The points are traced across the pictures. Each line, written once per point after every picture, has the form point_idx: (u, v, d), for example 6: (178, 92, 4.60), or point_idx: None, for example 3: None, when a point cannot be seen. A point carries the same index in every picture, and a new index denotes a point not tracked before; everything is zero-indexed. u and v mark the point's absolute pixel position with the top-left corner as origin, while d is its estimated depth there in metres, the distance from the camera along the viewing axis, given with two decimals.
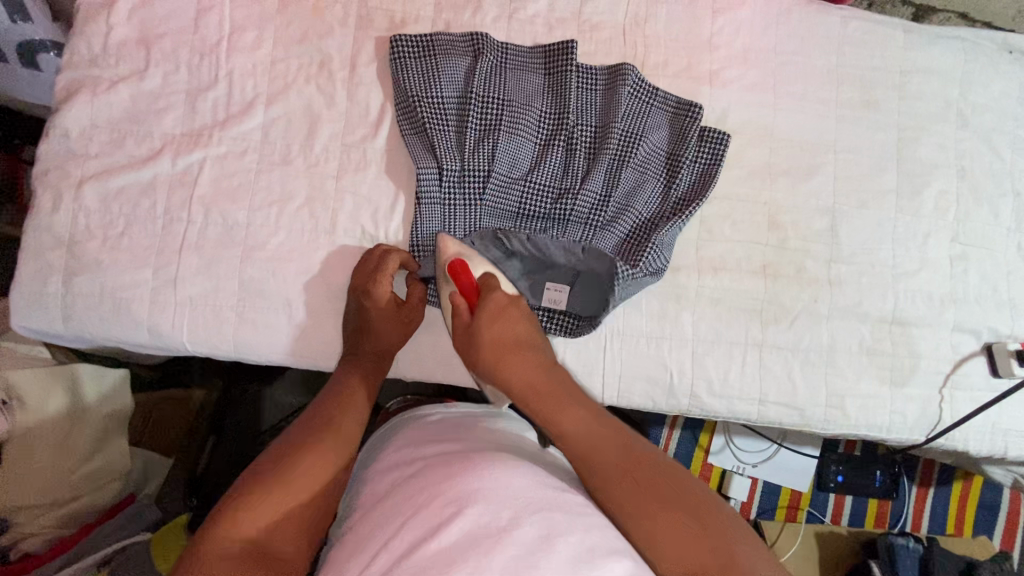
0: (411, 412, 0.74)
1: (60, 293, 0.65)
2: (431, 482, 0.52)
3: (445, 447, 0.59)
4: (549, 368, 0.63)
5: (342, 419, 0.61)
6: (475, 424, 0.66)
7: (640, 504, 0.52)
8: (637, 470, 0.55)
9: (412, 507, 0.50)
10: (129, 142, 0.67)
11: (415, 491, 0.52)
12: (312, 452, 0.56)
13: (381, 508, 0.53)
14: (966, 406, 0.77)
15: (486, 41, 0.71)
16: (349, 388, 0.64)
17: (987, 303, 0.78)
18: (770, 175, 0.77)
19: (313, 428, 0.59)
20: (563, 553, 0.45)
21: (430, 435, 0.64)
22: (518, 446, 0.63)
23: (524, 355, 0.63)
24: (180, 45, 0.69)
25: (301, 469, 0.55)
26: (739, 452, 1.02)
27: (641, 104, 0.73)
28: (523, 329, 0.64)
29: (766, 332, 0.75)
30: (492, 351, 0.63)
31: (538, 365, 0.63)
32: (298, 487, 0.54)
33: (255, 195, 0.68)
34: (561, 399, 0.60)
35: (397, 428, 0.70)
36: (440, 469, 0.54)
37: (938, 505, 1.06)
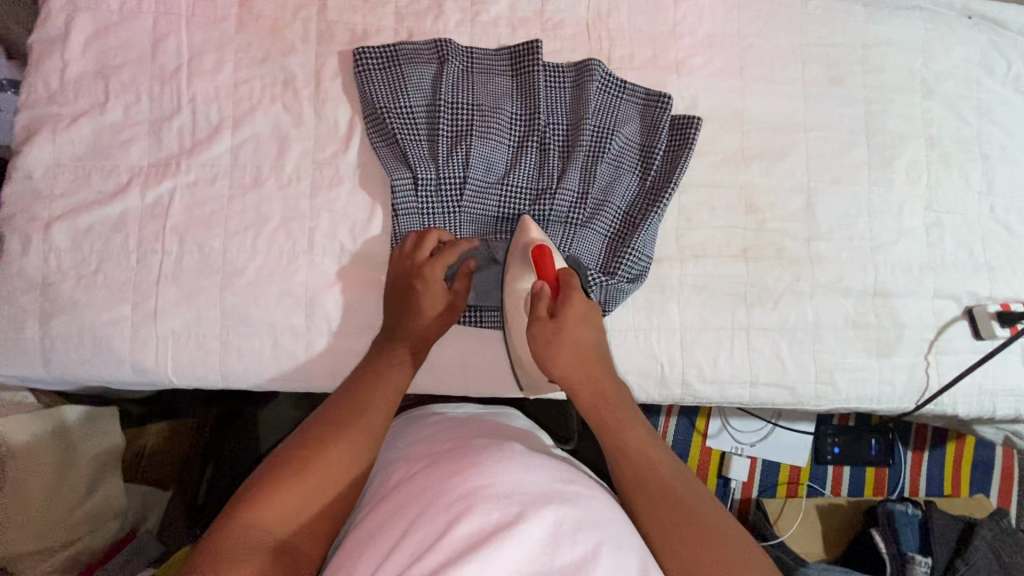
0: (414, 411, 0.74)
1: (37, 337, 0.64)
2: (438, 477, 0.52)
3: (453, 442, 0.59)
4: (620, 386, 0.65)
5: (371, 408, 0.60)
6: (481, 421, 0.66)
7: (685, 542, 0.52)
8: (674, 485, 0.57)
9: (419, 505, 0.50)
10: (95, 178, 0.66)
11: (421, 487, 0.52)
12: (340, 440, 0.57)
13: (387, 506, 0.53)
14: (952, 371, 0.78)
15: (450, 47, 0.70)
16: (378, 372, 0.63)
17: (964, 268, 0.80)
18: (744, 159, 0.78)
19: (340, 419, 0.59)
20: (566, 554, 0.45)
21: (436, 432, 0.63)
22: (527, 441, 0.62)
23: (600, 367, 0.64)
24: (140, 75, 0.68)
25: (328, 457, 0.55)
26: (736, 433, 1.03)
27: (610, 98, 0.74)
28: (599, 335, 0.64)
29: (751, 315, 0.75)
30: (571, 351, 0.62)
31: (610, 380, 0.64)
32: (321, 475, 0.55)
33: (229, 221, 0.67)
34: (632, 422, 0.62)
35: (404, 425, 0.70)
36: (449, 463, 0.54)
37: (934, 468, 1.08)
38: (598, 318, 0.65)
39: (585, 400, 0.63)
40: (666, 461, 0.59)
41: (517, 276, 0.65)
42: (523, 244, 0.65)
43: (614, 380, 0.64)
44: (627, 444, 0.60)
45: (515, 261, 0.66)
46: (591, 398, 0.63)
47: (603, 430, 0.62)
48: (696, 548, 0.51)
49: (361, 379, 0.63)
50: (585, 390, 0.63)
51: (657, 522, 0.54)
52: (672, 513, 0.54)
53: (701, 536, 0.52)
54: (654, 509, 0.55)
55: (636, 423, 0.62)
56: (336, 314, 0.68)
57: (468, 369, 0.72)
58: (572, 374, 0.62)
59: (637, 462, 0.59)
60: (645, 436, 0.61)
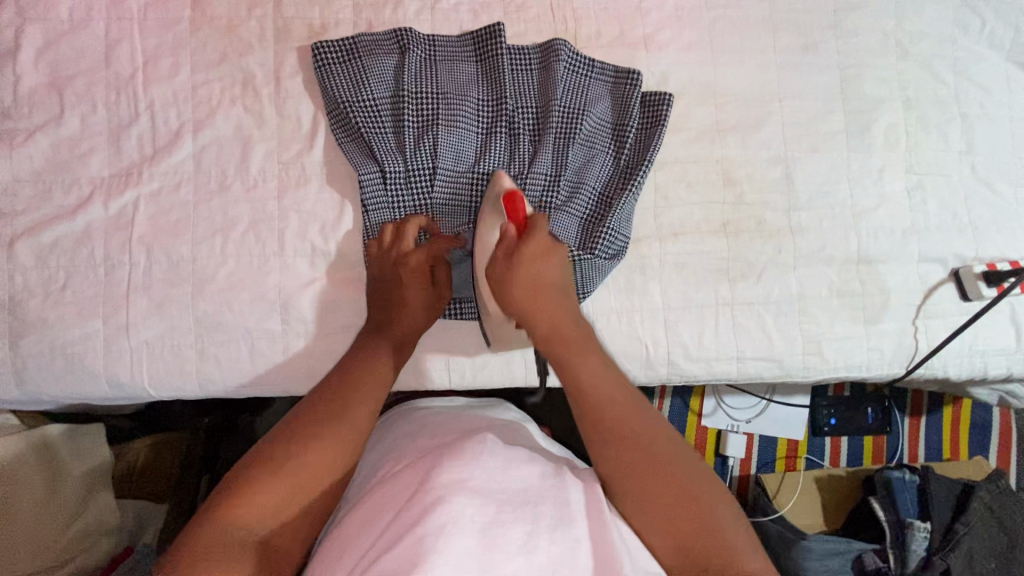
0: (402, 405, 0.73)
1: (8, 357, 0.63)
2: (418, 471, 0.51)
3: (438, 437, 0.58)
4: (579, 324, 0.65)
5: (356, 403, 0.59)
6: (468, 414, 0.66)
7: (633, 462, 0.55)
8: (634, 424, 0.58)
9: (398, 499, 0.49)
10: (56, 193, 0.65)
11: (400, 482, 0.51)
12: (323, 437, 0.56)
13: (366, 503, 0.51)
14: (941, 334, 0.77)
15: (411, 35, 0.69)
16: (363, 368, 0.62)
17: (948, 230, 0.78)
18: (718, 132, 0.76)
19: (322, 416, 0.57)
20: (543, 556, 0.45)
21: (421, 428, 0.62)
22: (510, 434, 0.62)
23: (557, 301, 0.65)
24: (95, 84, 0.66)
25: (309, 456, 0.54)
26: (731, 410, 1.03)
27: (578, 78, 0.72)
28: (559, 273, 0.65)
29: (734, 291, 0.74)
30: (526, 288, 0.64)
31: (568, 313, 0.65)
32: (301, 475, 0.53)
33: (196, 227, 0.65)
34: (589, 354, 0.62)
35: (391, 421, 0.69)
36: (431, 455, 0.53)
37: (933, 433, 1.07)
38: (557, 257, 0.66)
39: (542, 335, 0.64)
40: (623, 389, 0.61)
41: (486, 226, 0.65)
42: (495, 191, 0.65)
43: (572, 312, 0.65)
44: (583, 376, 0.61)
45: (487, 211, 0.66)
46: (547, 336, 0.63)
47: (561, 362, 0.62)
48: (642, 465, 0.55)
49: (344, 375, 0.62)
50: (544, 327, 0.63)
51: (613, 448, 0.56)
52: (631, 445, 0.56)
53: (654, 460, 0.55)
54: (612, 435, 0.57)
55: (593, 355, 0.63)
56: (312, 315, 0.67)
57: (450, 362, 0.71)
58: (529, 307, 0.64)
59: (596, 396, 0.60)
60: (603, 367, 0.62)
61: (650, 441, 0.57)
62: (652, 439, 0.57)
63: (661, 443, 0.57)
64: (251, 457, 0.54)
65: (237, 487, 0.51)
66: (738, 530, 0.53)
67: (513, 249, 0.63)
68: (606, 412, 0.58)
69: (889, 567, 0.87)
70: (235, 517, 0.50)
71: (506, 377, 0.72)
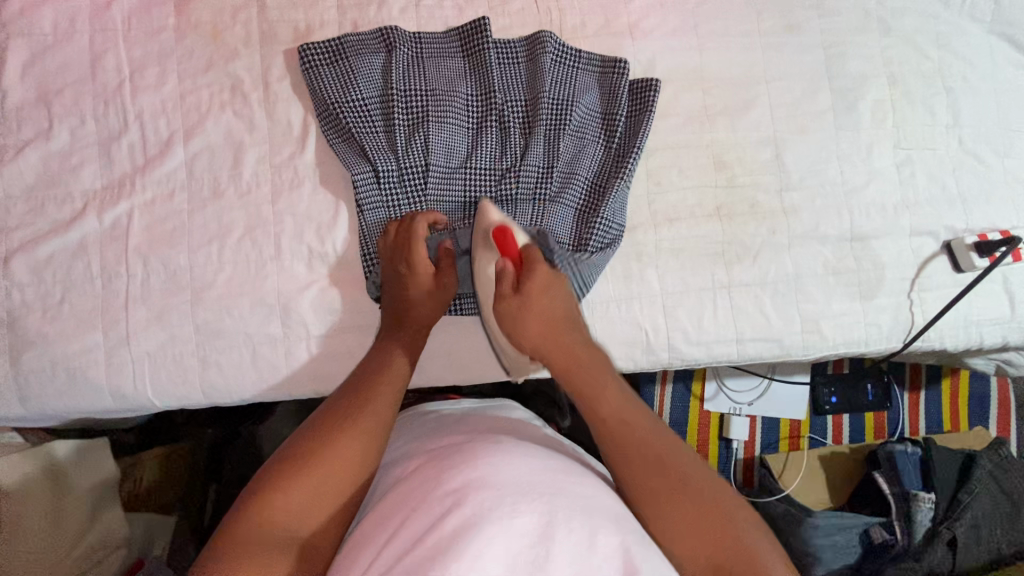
0: (412, 409, 0.73)
1: (10, 374, 0.63)
2: (432, 474, 0.51)
3: (449, 438, 0.58)
4: (593, 350, 0.64)
5: (376, 393, 0.59)
6: (478, 416, 0.66)
7: (662, 497, 0.54)
8: (657, 456, 0.56)
9: (413, 499, 0.49)
10: (49, 208, 0.65)
11: (414, 485, 0.51)
12: (347, 429, 0.56)
13: (385, 502, 0.52)
14: (936, 306, 0.78)
15: (397, 34, 0.69)
16: (383, 362, 0.62)
17: (938, 202, 0.79)
18: (707, 116, 0.77)
19: (344, 409, 0.58)
20: (560, 548, 0.45)
21: (432, 429, 0.63)
22: (520, 432, 0.62)
23: (570, 332, 0.64)
24: (82, 96, 0.66)
25: (335, 448, 0.54)
26: (732, 394, 1.03)
27: (566, 69, 0.72)
28: (566, 304, 0.64)
29: (731, 273, 0.75)
30: (536, 320, 0.63)
31: (582, 344, 0.64)
32: (326, 468, 0.53)
33: (192, 235, 0.65)
34: (603, 382, 0.61)
35: (400, 422, 0.69)
36: (445, 456, 0.53)
37: (932, 406, 1.09)
38: (564, 286, 0.65)
39: (558, 366, 0.63)
40: (641, 414, 0.60)
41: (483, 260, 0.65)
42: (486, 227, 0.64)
43: (585, 342, 0.64)
44: (601, 405, 0.60)
45: (480, 244, 0.66)
46: (562, 367, 0.62)
47: (578, 393, 0.62)
48: (673, 501, 0.53)
49: (361, 373, 0.62)
50: (559, 359, 0.63)
51: (637, 477, 0.55)
52: (659, 475, 0.55)
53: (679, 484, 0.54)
54: (635, 464, 0.56)
55: (609, 383, 0.62)
56: (312, 317, 0.67)
57: (452, 358, 0.72)
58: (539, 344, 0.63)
59: (615, 423, 0.59)
60: (622, 395, 0.61)
61: (677, 472, 0.55)
62: (674, 462, 0.56)
63: (689, 473, 0.56)
64: (276, 458, 0.55)
65: (266, 487, 0.52)
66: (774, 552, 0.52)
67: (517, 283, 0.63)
68: (631, 444, 0.57)
69: (897, 539, 0.87)
70: (268, 518, 0.50)
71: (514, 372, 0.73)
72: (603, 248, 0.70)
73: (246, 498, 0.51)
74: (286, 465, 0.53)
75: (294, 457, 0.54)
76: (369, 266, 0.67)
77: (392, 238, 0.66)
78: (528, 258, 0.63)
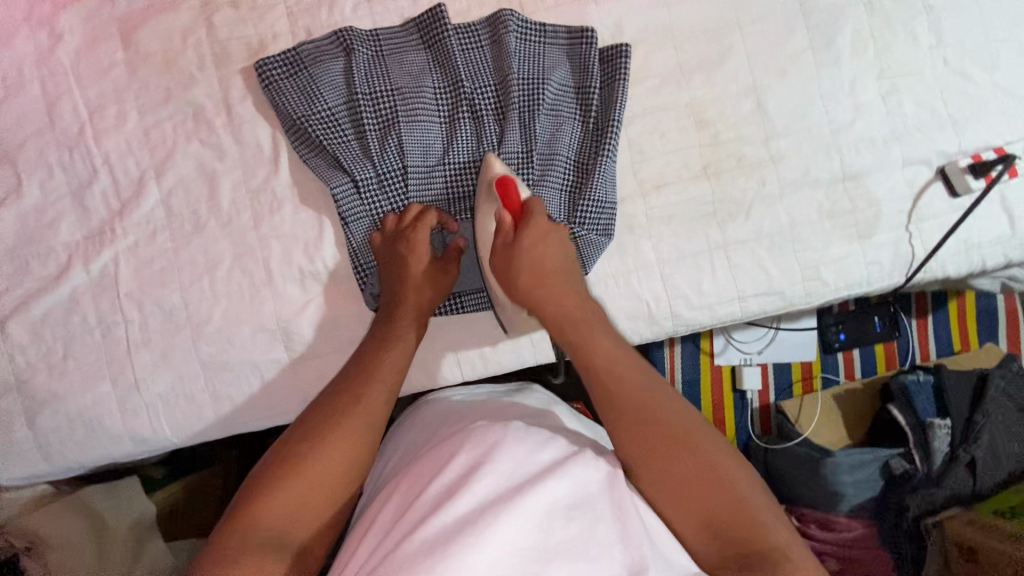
0: (419, 401, 0.73)
1: (29, 435, 0.64)
2: (433, 465, 0.52)
3: (450, 430, 0.59)
4: (586, 304, 0.63)
5: (369, 393, 0.58)
6: (487, 403, 0.66)
7: (656, 449, 0.53)
8: (653, 408, 0.55)
9: (412, 494, 0.50)
10: (34, 265, 0.64)
11: (416, 471, 0.53)
12: (340, 431, 0.55)
13: (391, 491, 0.53)
14: (936, 235, 0.77)
15: (353, 34, 0.67)
16: (375, 358, 0.61)
17: (929, 128, 0.77)
18: (683, 74, 0.75)
19: (339, 408, 0.57)
20: (560, 533, 0.46)
21: (437, 424, 0.63)
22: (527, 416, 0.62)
23: (564, 282, 0.63)
24: (46, 147, 0.65)
25: (325, 451, 0.54)
26: (741, 345, 1.04)
27: (532, 45, 0.70)
28: (561, 259, 0.63)
29: (725, 231, 0.74)
30: (531, 274, 0.62)
31: (576, 299, 0.63)
32: (320, 475, 0.53)
33: (182, 272, 0.65)
34: (598, 336, 0.60)
35: (410, 414, 0.70)
36: (445, 450, 0.53)
37: (940, 328, 1.09)
38: (561, 239, 0.64)
39: (551, 317, 0.62)
40: (643, 373, 0.58)
41: (485, 215, 0.65)
42: (489, 178, 0.64)
43: (579, 293, 0.63)
44: (596, 359, 0.58)
45: (482, 201, 0.65)
46: (557, 323, 0.61)
47: (571, 344, 0.60)
48: (667, 453, 0.53)
49: (354, 369, 0.60)
50: (550, 314, 0.61)
51: (635, 437, 0.54)
52: (649, 425, 0.54)
53: (679, 445, 0.53)
54: (638, 432, 0.54)
55: (606, 337, 0.60)
56: (313, 337, 0.67)
57: (459, 355, 0.72)
58: (532, 296, 0.62)
59: (609, 378, 0.57)
60: (616, 350, 0.59)
61: (670, 422, 0.54)
62: (677, 421, 0.54)
63: (683, 424, 0.54)
64: (269, 458, 0.55)
65: (257, 490, 0.52)
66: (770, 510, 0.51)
67: (512, 240, 0.62)
68: (623, 398, 0.55)
69: (917, 469, 0.87)
70: (259, 522, 0.50)
71: (521, 358, 0.73)
72: (596, 231, 0.70)
73: (239, 505, 0.52)
74: (281, 469, 0.53)
75: (288, 461, 0.53)
76: (363, 278, 0.67)
77: (392, 229, 0.66)
78: (528, 212, 0.62)
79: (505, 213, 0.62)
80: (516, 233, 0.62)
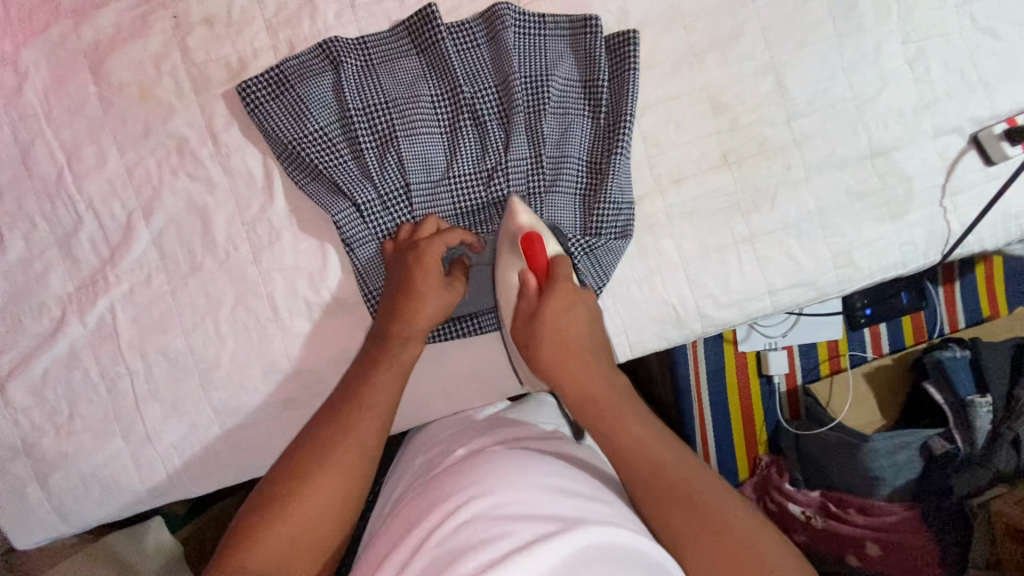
0: (429, 422, 0.69)
1: (44, 498, 0.61)
2: (438, 493, 0.49)
3: (454, 461, 0.55)
4: (616, 383, 0.58)
5: (359, 418, 0.55)
6: (510, 424, 0.63)
7: (690, 528, 0.46)
8: (683, 484, 0.49)
9: (410, 522, 0.48)
10: (28, 323, 0.61)
11: (427, 503, 0.49)
12: (329, 466, 0.52)
13: (393, 522, 0.51)
14: (972, 208, 0.73)
15: (339, 45, 0.62)
16: (365, 382, 0.57)
17: (960, 93, 0.72)
18: (695, 57, 0.69)
19: (328, 435, 0.53)
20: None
21: (453, 442, 0.61)
22: (538, 441, 0.58)
23: (588, 359, 0.58)
24: (25, 196, 0.61)
25: (314, 489, 0.50)
26: (764, 329, 0.99)
27: (532, 40, 0.65)
28: (586, 330, 0.59)
29: (750, 224, 0.70)
30: (555, 346, 0.57)
31: (604, 381, 0.57)
32: (309, 513, 0.49)
33: (183, 317, 0.61)
34: (624, 416, 0.55)
35: (426, 434, 0.67)
36: (450, 481, 0.50)
37: (968, 295, 1.03)
38: (584, 307, 0.59)
39: (571, 401, 0.57)
40: (674, 453, 0.52)
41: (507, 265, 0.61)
42: (514, 230, 0.60)
43: (605, 373, 0.58)
44: (620, 441, 0.53)
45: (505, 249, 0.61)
46: (579, 407, 0.56)
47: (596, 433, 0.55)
48: (701, 531, 0.46)
49: (344, 390, 0.57)
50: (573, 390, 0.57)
51: (664, 516, 0.48)
52: (680, 504, 0.48)
53: (710, 527, 0.46)
54: (665, 509, 0.48)
55: (634, 420, 0.55)
56: (327, 373, 0.63)
57: (480, 377, 0.68)
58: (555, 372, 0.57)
59: (638, 454, 0.52)
60: (647, 429, 0.54)
61: (703, 500, 0.48)
62: (708, 502, 0.48)
63: (713, 500, 0.48)
64: (257, 493, 0.51)
65: (240, 537, 0.48)
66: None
67: (536, 307, 0.58)
68: (649, 471, 0.51)
69: (958, 448, 0.86)
70: (241, 564, 0.46)
71: None
72: (617, 236, 0.65)
73: (226, 546, 0.48)
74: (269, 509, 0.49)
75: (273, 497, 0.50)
76: (373, 306, 0.63)
77: (405, 239, 0.61)
78: (555, 274, 0.58)
79: (528, 274, 0.59)
80: (539, 298, 0.58)
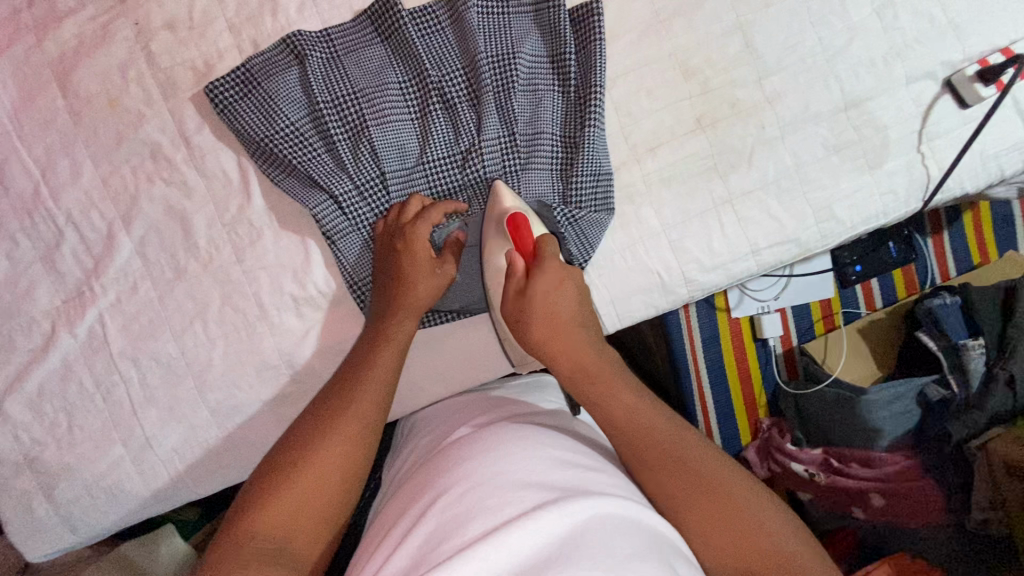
0: (427, 408, 0.69)
1: (51, 510, 0.62)
2: (435, 466, 0.51)
3: (452, 437, 0.57)
4: (600, 347, 0.57)
5: (360, 393, 0.55)
6: (507, 403, 0.63)
7: (677, 492, 0.47)
8: (671, 451, 0.49)
9: (409, 496, 0.49)
10: (19, 339, 0.61)
11: (425, 474, 0.51)
12: (331, 436, 0.51)
13: (398, 498, 0.52)
14: (949, 152, 0.73)
15: (303, 39, 0.62)
16: (366, 360, 0.57)
17: (930, 38, 0.72)
18: (661, 23, 0.69)
19: (331, 409, 0.54)
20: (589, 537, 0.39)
21: (452, 425, 0.61)
22: (538, 418, 0.58)
23: (576, 335, 0.56)
24: (5, 215, 0.61)
25: (318, 458, 0.50)
26: (755, 294, 0.99)
27: (496, 19, 0.65)
28: (576, 304, 0.58)
29: (729, 184, 0.70)
30: (547, 327, 0.56)
31: (591, 348, 0.56)
32: (315, 480, 0.49)
33: (172, 321, 0.62)
34: (616, 386, 0.54)
35: (425, 421, 0.67)
36: (450, 452, 0.52)
37: (957, 244, 1.03)
38: (572, 283, 0.58)
39: (564, 373, 0.56)
40: (665, 421, 0.52)
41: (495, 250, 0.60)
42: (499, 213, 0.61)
43: (593, 343, 0.57)
44: (615, 414, 0.52)
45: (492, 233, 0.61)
46: (572, 377, 0.55)
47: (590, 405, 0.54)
48: (688, 491, 0.47)
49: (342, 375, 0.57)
50: (567, 366, 0.55)
51: (655, 482, 0.48)
52: (667, 467, 0.48)
53: (714, 498, 0.47)
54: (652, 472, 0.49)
55: (620, 383, 0.54)
56: (319, 366, 0.64)
57: (472, 360, 0.69)
58: (547, 344, 0.56)
59: (629, 430, 0.51)
60: (634, 398, 0.53)
61: (690, 462, 0.49)
62: (693, 461, 0.49)
63: (702, 467, 0.48)
64: (261, 466, 0.51)
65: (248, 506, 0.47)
66: (812, 553, 0.45)
67: (525, 285, 0.57)
68: (640, 445, 0.50)
69: (955, 394, 0.86)
70: (250, 531, 0.46)
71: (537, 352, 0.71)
72: (599, 208, 0.66)
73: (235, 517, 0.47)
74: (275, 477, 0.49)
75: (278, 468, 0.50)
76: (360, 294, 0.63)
77: (394, 221, 0.62)
78: (541, 253, 0.57)
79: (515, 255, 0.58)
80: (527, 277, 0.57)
